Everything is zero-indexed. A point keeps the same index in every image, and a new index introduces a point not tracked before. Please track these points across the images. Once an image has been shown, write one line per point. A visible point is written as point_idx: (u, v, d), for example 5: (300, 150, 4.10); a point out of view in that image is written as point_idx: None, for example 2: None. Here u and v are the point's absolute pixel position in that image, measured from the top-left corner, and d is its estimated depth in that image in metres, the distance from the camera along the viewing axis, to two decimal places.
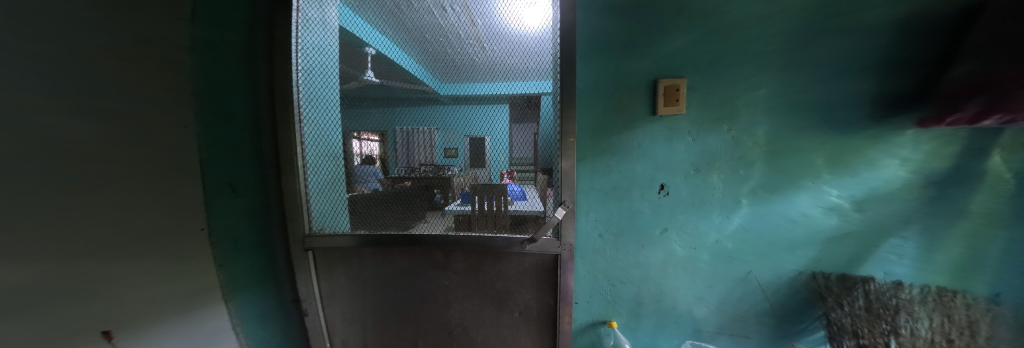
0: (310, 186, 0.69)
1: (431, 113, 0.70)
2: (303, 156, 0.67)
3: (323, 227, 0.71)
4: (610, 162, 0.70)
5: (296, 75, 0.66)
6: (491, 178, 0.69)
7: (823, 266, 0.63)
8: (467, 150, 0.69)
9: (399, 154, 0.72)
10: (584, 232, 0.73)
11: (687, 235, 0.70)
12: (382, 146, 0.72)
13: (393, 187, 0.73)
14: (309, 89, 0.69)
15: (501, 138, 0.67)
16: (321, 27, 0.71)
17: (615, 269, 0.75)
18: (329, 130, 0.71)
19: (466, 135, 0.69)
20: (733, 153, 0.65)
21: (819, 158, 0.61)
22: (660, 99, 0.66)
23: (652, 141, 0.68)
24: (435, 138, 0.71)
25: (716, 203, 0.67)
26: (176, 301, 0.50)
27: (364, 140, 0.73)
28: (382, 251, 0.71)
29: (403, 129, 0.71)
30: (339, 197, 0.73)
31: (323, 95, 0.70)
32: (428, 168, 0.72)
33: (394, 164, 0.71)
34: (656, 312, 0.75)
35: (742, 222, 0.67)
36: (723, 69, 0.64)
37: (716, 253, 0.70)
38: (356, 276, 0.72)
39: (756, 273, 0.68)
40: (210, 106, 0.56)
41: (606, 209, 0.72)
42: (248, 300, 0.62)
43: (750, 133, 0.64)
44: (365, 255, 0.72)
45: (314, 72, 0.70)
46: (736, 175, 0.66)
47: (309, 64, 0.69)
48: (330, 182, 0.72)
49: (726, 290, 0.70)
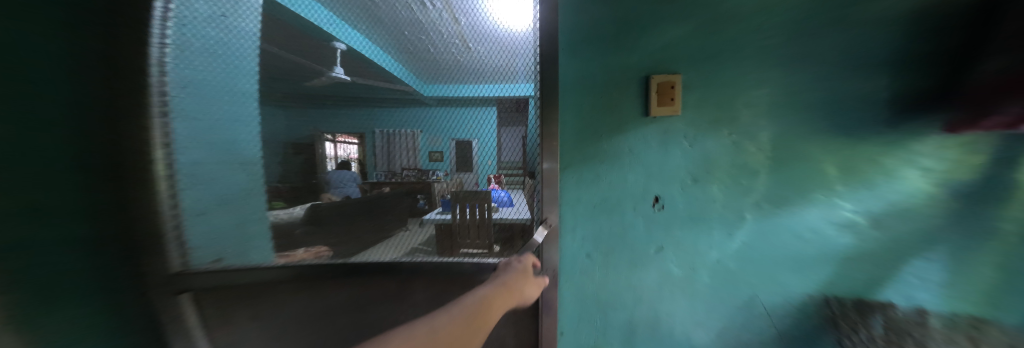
0: (191, 209, 0.46)
1: (413, 113, 0.57)
2: (170, 166, 0.44)
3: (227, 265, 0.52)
4: (597, 170, 0.60)
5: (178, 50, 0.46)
6: (478, 182, 0.57)
7: (836, 290, 0.56)
8: (453, 155, 0.57)
9: (378, 157, 0.57)
10: (569, 251, 0.63)
11: (684, 254, 0.61)
12: (360, 149, 0.56)
13: (370, 194, 0.60)
14: (201, 72, 0.50)
15: (489, 140, 0.56)
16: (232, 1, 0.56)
17: (604, 292, 0.64)
18: (239, 132, 0.53)
19: (452, 138, 0.57)
20: (734, 160, 0.57)
21: (830, 167, 0.54)
22: (653, 98, 0.57)
23: (644, 146, 0.58)
24: (419, 140, 0.57)
25: (716, 217, 0.59)
26: None
27: (340, 142, 0.57)
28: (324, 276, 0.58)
29: (383, 131, 0.59)
30: (249, 220, 0.54)
31: (236, 82, 0.53)
32: (410, 174, 0.58)
33: (373, 168, 0.57)
34: (649, 342, 0.65)
35: (745, 239, 0.59)
36: (720, 65, 0.56)
37: (716, 273, 0.61)
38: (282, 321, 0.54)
39: (761, 297, 0.59)
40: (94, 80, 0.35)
41: (593, 225, 0.61)
42: None
43: (753, 137, 0.56)
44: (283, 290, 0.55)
45: (210, 50, 0.51)
46: (737, 186, 0.57)
47: (184, 27, 0.47)
48: (247, 199, 0.54)
49: (728, 314, 0.61)
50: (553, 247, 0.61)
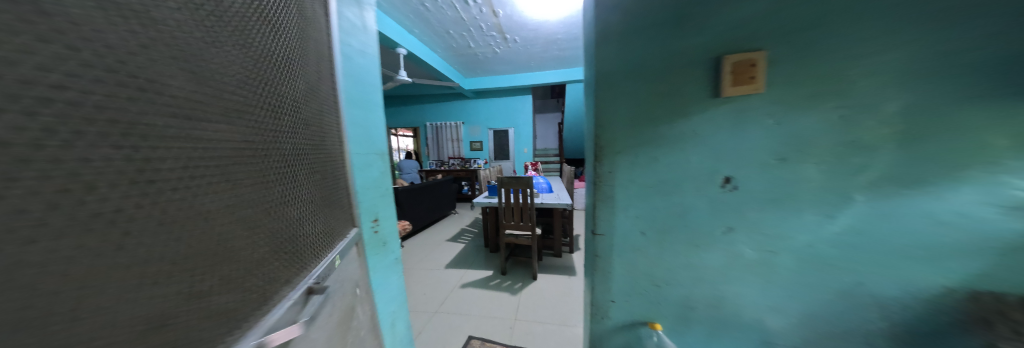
0: None
1: None
2: None
3: (385, 240, 0.85)
4: (655, 154, 0.63)
5: (378, 125, 0.85)
6: None
7: (990, 285, 0.48)
8: None
9: None
10: (623, 229, 0.67)
11: (760, 236, 0.60)
12: None
13: None
14: None
15: None
16: (359, 57, 0.77)
17: (660, 269, 0.67)
18: (362, 154, 0.75)
19: None
20: (831, 138, 0.53)
21: (980, 138, 0.46)
22: (726, 78, 0.56)
23: (714, 127, 0.59)
24: None
25: (807, 197, 0.56)
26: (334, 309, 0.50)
27: None
28: (382, 245, 0.84)
29: None
30: (368, 216, 0.77)
31: None
32: None
33: None
34: (711, 319, 0.67)
35: (847, 223, 0.55)
36: (815, 36, 0.51)
37: (803, 257, 0.59)
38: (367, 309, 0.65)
39: (869, 286, 0.55)
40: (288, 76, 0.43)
41: (649, 205, 0.65)
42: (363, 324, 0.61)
43: (873, 108, 0.50)
44: (332, 319, 0.46)
45: (368, 113, 0.79)
46: (841, 165, 0.54)
47: None
48: (378, 202, 0.82)
49: (815, 300, 0.59)
50: (609, 222, 0.68)
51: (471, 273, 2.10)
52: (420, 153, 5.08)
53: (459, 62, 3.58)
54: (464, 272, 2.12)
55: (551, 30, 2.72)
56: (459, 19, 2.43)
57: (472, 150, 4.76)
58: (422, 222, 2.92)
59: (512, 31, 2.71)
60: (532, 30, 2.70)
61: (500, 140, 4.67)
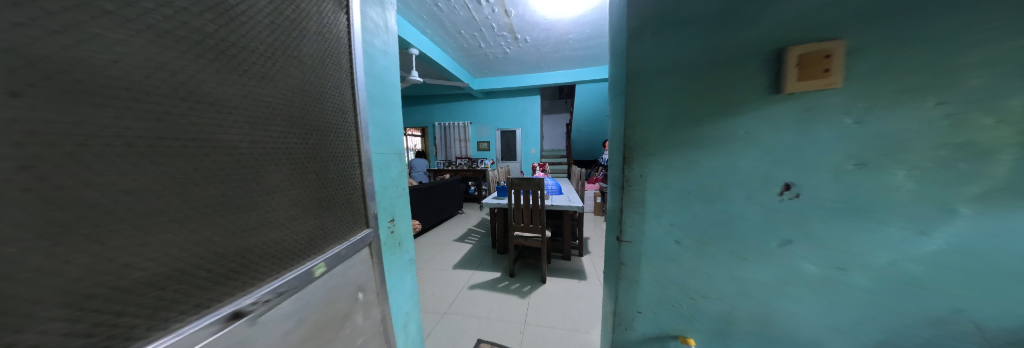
0: None
1: None
2: None
3: (400, 242, 0.83)
4: (693, 156, 0.56)
5: (397, 125, 0.83)
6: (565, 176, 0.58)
7: None
8: None
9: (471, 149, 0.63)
10: (653, 236, 0.63)
11: (826, 251, 0.50)
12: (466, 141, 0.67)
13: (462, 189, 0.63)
14: None
15: None
16: (381, 56, 0.76)
17: (694, 280, 0.61)
18: (382, 153, 0.74)
19: None
20: (944, 140, 0.40)
21: None
22: (790, 73, 0.46)
23: (767, 128, 0.50)
24: None
25: (903, 209, 0.44)
26: (327, 321, 0.46)
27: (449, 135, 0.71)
28: (397, 246, 0.81)
29: None
30: (385, 217, 0.75)
31: None
32: None
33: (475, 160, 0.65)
34: (756, 340, 0.59)
35: (948, 239, 0.42)
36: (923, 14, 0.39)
37: (893, 281, 0.46)
38: (372, 315, 0.61)
39: (973, 315, 0.43)
40: (265, 63, 0.38)
41: (683, 212, 0.59)
42: (367, 325, 0.59)
43: (1001, 104, 0.37)
44: (297, 334, 0.41)
45: (389, 112, 0.78)
46: (954, 174, 0.40)
47: None
48: (395, 202, 0.80)
49: (902, 333, 0.47)
50: (635, 230, 0.64)
51: (480, 274, 2.08)
52: (428, 153, 5.10)
53: (469, 62, 3.58)
54: (472, 273, 2.10)
55: (562, 29, 2.69)
56: (470, 19, 2.42)
57: (480, 151, 4.76)
58: (431, 222, 2.94)
59: (523, 31, 2.69)
60: (544, 30, 2.68)
61: (508, 140, 4.65)
